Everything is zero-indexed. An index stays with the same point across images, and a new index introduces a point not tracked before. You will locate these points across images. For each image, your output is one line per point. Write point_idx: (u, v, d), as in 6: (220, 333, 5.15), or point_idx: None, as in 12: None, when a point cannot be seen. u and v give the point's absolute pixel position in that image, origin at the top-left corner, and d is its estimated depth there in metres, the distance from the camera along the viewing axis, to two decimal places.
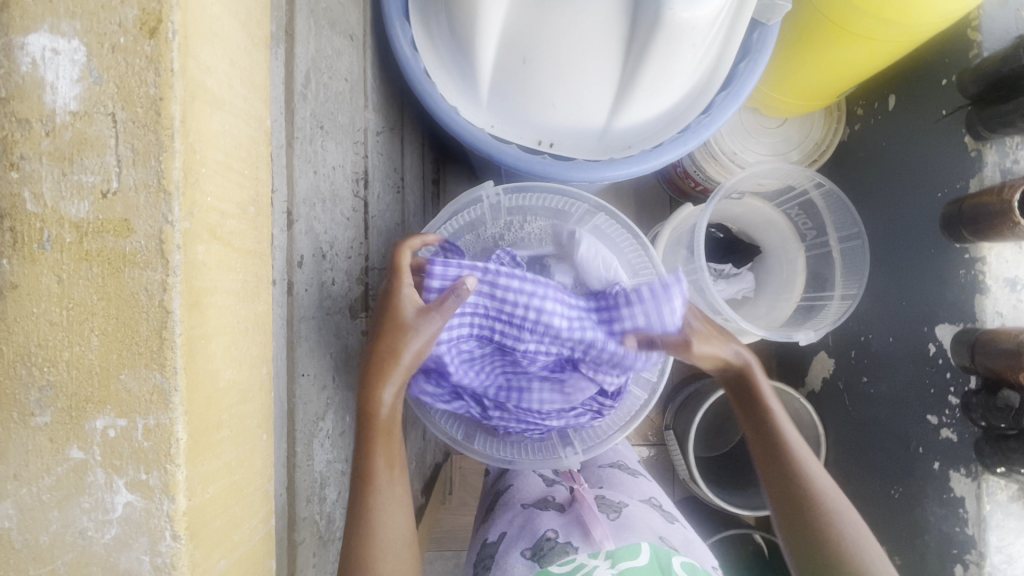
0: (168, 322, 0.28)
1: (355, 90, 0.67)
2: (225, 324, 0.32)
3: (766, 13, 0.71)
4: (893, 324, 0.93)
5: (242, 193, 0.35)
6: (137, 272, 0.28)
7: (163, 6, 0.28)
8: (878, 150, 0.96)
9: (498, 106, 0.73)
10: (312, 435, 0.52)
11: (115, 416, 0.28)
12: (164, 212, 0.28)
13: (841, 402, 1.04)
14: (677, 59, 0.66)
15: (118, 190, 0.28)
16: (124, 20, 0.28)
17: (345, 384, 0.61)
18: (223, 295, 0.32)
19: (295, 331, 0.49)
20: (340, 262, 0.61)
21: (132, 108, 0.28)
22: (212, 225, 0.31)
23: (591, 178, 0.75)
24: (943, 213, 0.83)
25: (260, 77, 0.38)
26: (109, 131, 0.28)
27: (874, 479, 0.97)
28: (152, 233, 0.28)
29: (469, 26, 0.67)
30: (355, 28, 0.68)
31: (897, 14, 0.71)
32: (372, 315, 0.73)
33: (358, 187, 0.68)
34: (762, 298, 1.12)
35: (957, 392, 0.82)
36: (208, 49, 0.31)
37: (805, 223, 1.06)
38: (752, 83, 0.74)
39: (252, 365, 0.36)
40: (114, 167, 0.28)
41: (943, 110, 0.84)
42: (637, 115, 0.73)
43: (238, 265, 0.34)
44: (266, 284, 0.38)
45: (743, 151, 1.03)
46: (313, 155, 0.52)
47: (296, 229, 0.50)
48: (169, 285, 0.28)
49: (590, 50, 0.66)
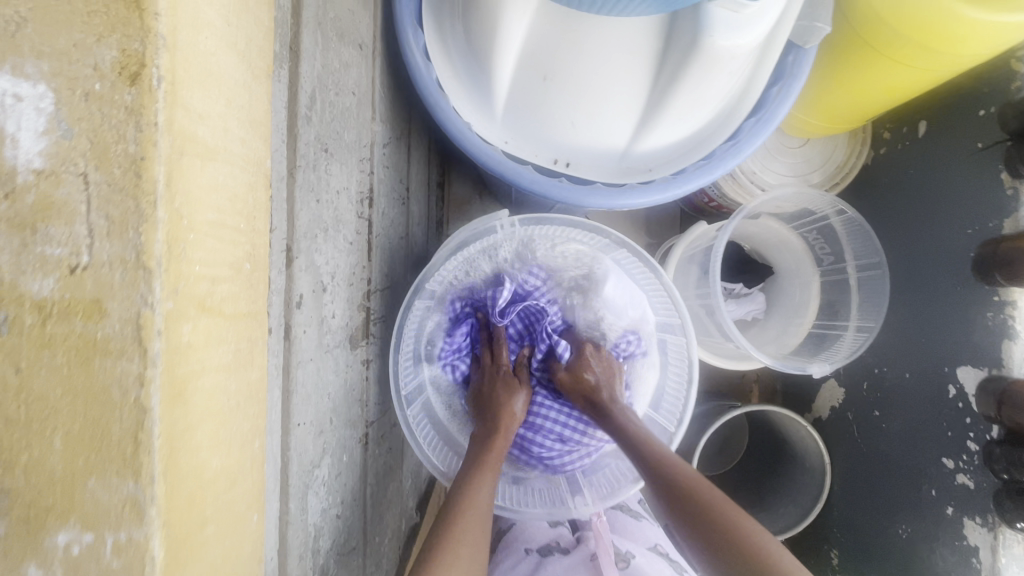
0: (145, 421, 0.24)
1: (363, 104, 0.62)
2: (214, 406, 0.28)
3: (804, 35, 0.66)
4: (911, 360, 0.89)
5: (236, 250, 0.30)
6: (110, 363, 0.24)
7: (147, 47, 0.23)
8: (904, 178, 0.91)
9: (513, 123, 0.68)
10: (306, 487, 0.48)
11: (80, 530, 0.24)
12: (143, 293, 0.24)
13: (850, 435, 1.00)
14: (709, 85, 0.62)
15: (89, 264, 0.24)
16: (100, 62, 0.23)
17: (342, 422, 0.58)
18: (211, 374, 0.28)
19: (292, 379, 0.45)
20: (341, 292, 0.57)
21: (107, 168, 0.23)
22: (201, 297, 0.27)
23: (610, 204, 0.70)
24: (975, 253, 0.79)
25: (261, 113, 0.33)
26: (79, 195, 0.23)
27: (882, 515, 0.94)
28: (128, 317, 0.24)
29: (488, 37, 0.62)
30: (365, 36, 0.63)
31: (944, 42, 0.64)
32: (372, 341, 0.69)
33: (362, 207, 0.63)
34: (772, 321, 1.07)
35: (977, 439, 0.79)
36: (200, 93, 0.26)
37: (823, 248, 1.00)
38: (786, 108, 0.68)
39: (243, 442, 0.32)
40: (85, 238, 0.24)
41: (979, 143, 0.79)
42: (660, 139, 0.68)
43: (230, 335, 0.30)
44: (261, 345, 0.34)
45: (762, 170, 0.97)
46: (316, 183, 0.48)
47: (296, 267, 0.45)
48: (147, 378, 0.24)
49: (617, 69, 0.62)
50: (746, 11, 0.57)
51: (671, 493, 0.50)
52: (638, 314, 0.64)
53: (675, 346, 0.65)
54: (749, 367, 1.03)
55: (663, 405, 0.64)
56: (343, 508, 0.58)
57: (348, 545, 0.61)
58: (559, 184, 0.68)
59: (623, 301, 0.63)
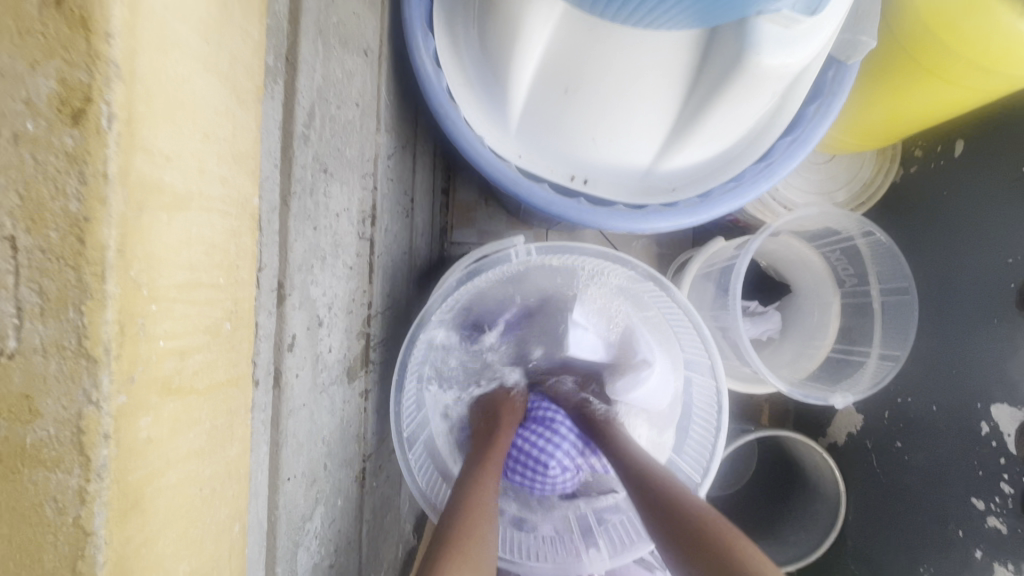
0: (87, 548, 0.19)
1: (367, 115, 0.57)
2: (182, 504, 0.24)
3: (846, 49, 0.61)
4: (939, 391, 0.81)
5: (213, 311, 0.25)
6: (42, 475, 0.19)
7: (95, 77, 0.18)
8: (937, 199, 0.84)
9: (528, 136, 0.62)
10: (296, 546, 0.43)
11: None
12: (86, 387, 0.19)
13: (868, 465, 0.91)
14: (746, 104, 0.57)
15: (19, 351, 0.19)
16: (34, 96, 0.18)
17: (338, 464, 0.53)
18: (178, 468, 0.23)
19: (281, 431, 0.40)
20: (340, 323, 0.52)
21: (42, 231, 0.18)
22: (166, 378, 0.22)
23: (631, 228, 0.64)
24: (1017, 284, 0.72)
25: (248, 143, 0.28)
26: (6, 264, 0.19)
27: (899, 553, 0.85)
28: (66, 417, 0.19)
29: (508, 42, 0.57)
30: (371, 41, 0.57)
31: (1005, 61, 0.58)
32: (372, 369, 0.64)
33: (364, 227, 0.58)
34: (788, 342, 0.97)
35: (1012, 481, 0.71)
36: (168, 130, 0.21)
37: (845, 269, 0.90)
38: (824, 129, 0.63)
39: (220, 533, 0.27)
40: (14, 318, 0.19)
41: (1022, 167, 0.72)
42: (688, 158, 0.62)
43: (204, 413, 0.25)
44: (245, 414, 0.29)
45: (786, 186, 0.90)
46: (313, 209, 0.43)
47: (288, 305, 0.40)
48: (89, 494, 0.19)
49: (648, 83, 0.57)
50: (798, 26, 0.51)
51: (668, 514, 0.45)
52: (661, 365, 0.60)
53: (702, 387, 0.60)
54: (764, 392, 0.95)
55: (686, 448, 0.59)
56: (338, 557, 0.53)
57: None
58: (577, 204, 0.63)
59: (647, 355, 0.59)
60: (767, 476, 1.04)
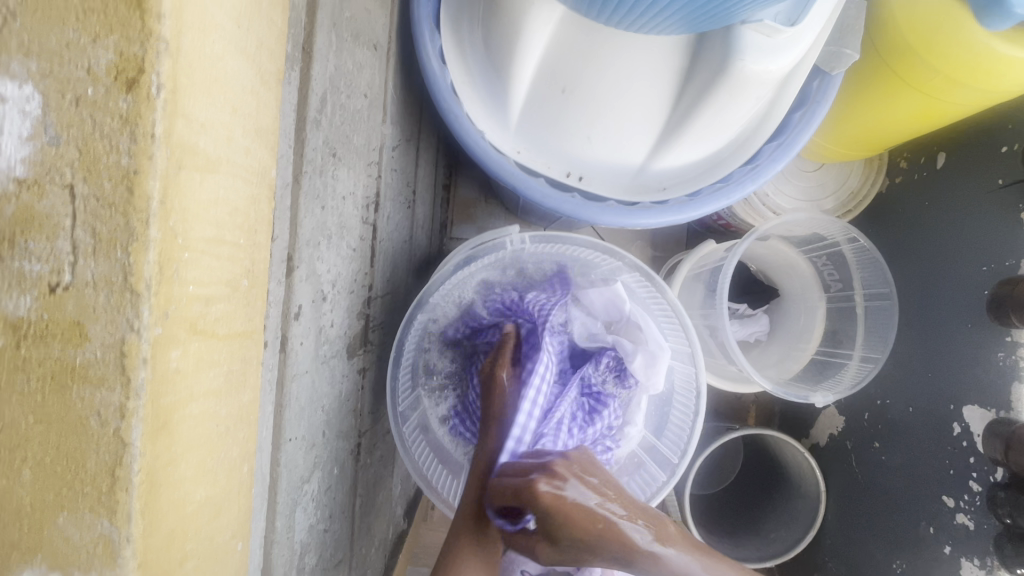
0: (124, 457, 0.22)
1: (374, 106, 0.60)
2: (201, 435, 0.27)
3: (829, 61, 0.65)
4: (916, 394, 0.84)
5: (234, 267, 0.29)
6: (88, 391, 0.22)
7: (147, 52, 0.21)
8: (920, 208, 0.87)
9: (527, 132, 0.65)
10: (294, 504, 0.46)
11: (46, 569, 0.22)
12: (129, 317, 0.22)
13: (847, 464, 0.94)
14: (733, 108, 0.60)
15: (71, 284, 0.22)
16: (94, 65, 0.21)
17: (335, 434, 0.56)
18: (200, 400, 0.26)
19: (285, 393, 0.43)
20: (341, 301, 0.55)
21: (96, 180, 0.21)
22: (193, 319, 0.25)
23: (623, 223, 0.67)
24: (990, 291, 0.75)
25: (269, 119, 0.31)
26: (64, 207, 0.22)
27: (873, 549, 0.88)
28: (111, 342, 0.22)
29: (509, 43, 0.60)
30: (380, 36, 0.60)
31: (974, 76, 0.61)
32: (371, 349, 0.67)
33: (367, 212, 0.61)
34: (774, 344, 0.99)
35: (981, 480, 0.74)
36: (204, 102, 0.24)
37: (830, 274, 0.92)
38: (807, 136, 0.66)
39: (231, 469, 0.30)
40: (68, 255, 0.22)
41: (1000, 179, 0.75)
42: (678, 159, 0.66)
43: (222, 357, 0.28)
44: (256, 366, 0.32)
45: (775, 193, 0.93)
46: (322, 189, 0.45)
47: (296, 276, 0.43)
48: (128, 410, 0.22)
49: (640, 86, 0.60)
50: (780, 36, 0.55)
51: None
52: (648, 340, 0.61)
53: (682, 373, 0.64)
54: (749, 391, 0.98)
55: (667, 434, 0.62)
56: (331, 523, 0.56)
57: (334, 558, 0.60)
58: (573, 199, 0.66)
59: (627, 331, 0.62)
60: (752, 474, 1.07)
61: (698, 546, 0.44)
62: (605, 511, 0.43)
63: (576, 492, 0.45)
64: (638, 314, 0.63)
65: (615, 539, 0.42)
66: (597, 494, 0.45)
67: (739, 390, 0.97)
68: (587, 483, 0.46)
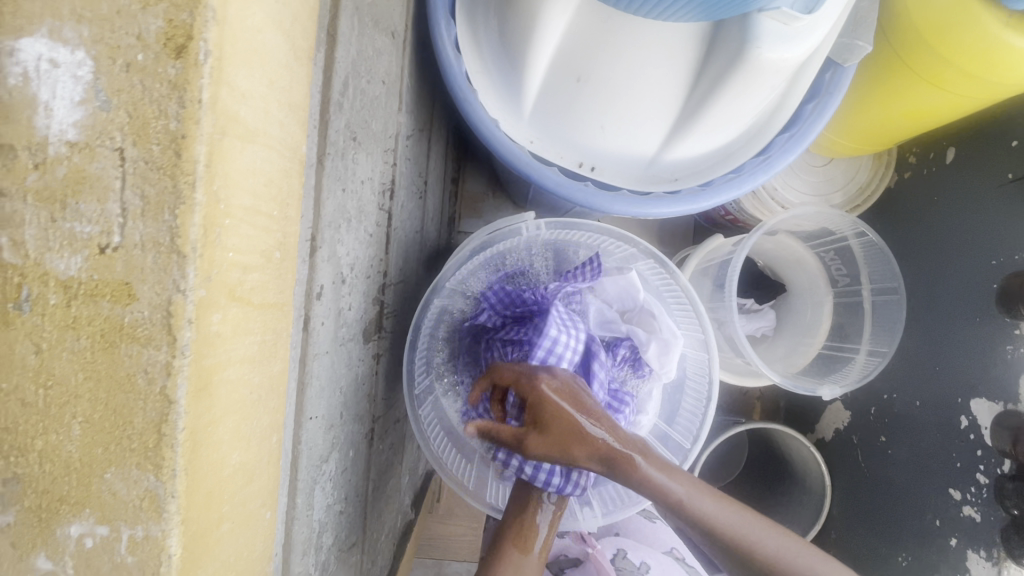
0: (170, 414, 0.23)
1: (390, 93, 0.60)
2: (237, 400, 0.27)
3: (843, 52, 0.65)
4: (924, 388, 0.84)
5: (268, 238, 0.29)
6: (135, 349, 0.23)
7: (196, 19, 0.22)
8: (928, 202, 0.87)
9: (541, 122, 0.66)
10: (314, 482, 0.47)
11: (94, 523, 0.23)
12: (175, 278, 0.22)
13: (853, 459, 0.94)
14: (748, 97, 0.60)
15: (120, 245, 0.22)
16: (145, 32, 0.22)
17: (351, 416, 0.56)
18: (237, 366, 0.27)
19: (306, 372, 0.44)
20: (359, 285, 0.55)
21: (146, 144, 0.22)
22: (232, 285, 0.26)
23: (636, 213, 0.67)
24: (1000, 284, 0.75)
25: (300, 96, 0.32)
26: (114, 170, 0.22)
27: (879, 542, 0.89)
28: (159, 302, 0.22)
29: (526, 31, 0.61)
30: (397, 24, 0.61)
31: (986, 68, 0.62)
32: (384, 336, 0.67)
33: (383, 198, 0.62)
34: (781, 339, 0.99)
35: (988, 472, 0.74)
36: (245, 71, 0.25)
37: (838, 269, 0.92)
38: (819, 127, 0.67)
39: (262, 437, 0.31)
40: (117, 217, 0.22)
41: (1010, 173, 0.75)
42: (691, 149, 0.66)
43: (257, 325, 0.29)
44: (285, 339, 0.33)
45: (784, 187, 0.93)
46: (343, 171, 0.46)
47: (318, 256, 0.43)
48: (174, 368, 0.23)
49: (655, 74, 0.61)
50: (796, 24, 0.55)
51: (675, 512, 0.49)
52: (662, 332, 0.61)
53: (694, 359, 0.65)
54: (757, 385, 0.98)
55: (678, 421, 0.63)
56: (346, 504, 0.57)
57: (349, 541, 0.60)
58: (586, 188, 0.66)
59: (641, 320, 0.62)
60: (759, 467, 1.07)
61: (666, 465, 0.50)
62: (592, 425, 0.51)
63: (568, 402, 0.52)
64: (652, 303, 0.64)
65: (594, 438, 0.50)
66: (585, 412, 0.51)
67: (746, 383, 0.97)
68: (577, 400, 0.52)
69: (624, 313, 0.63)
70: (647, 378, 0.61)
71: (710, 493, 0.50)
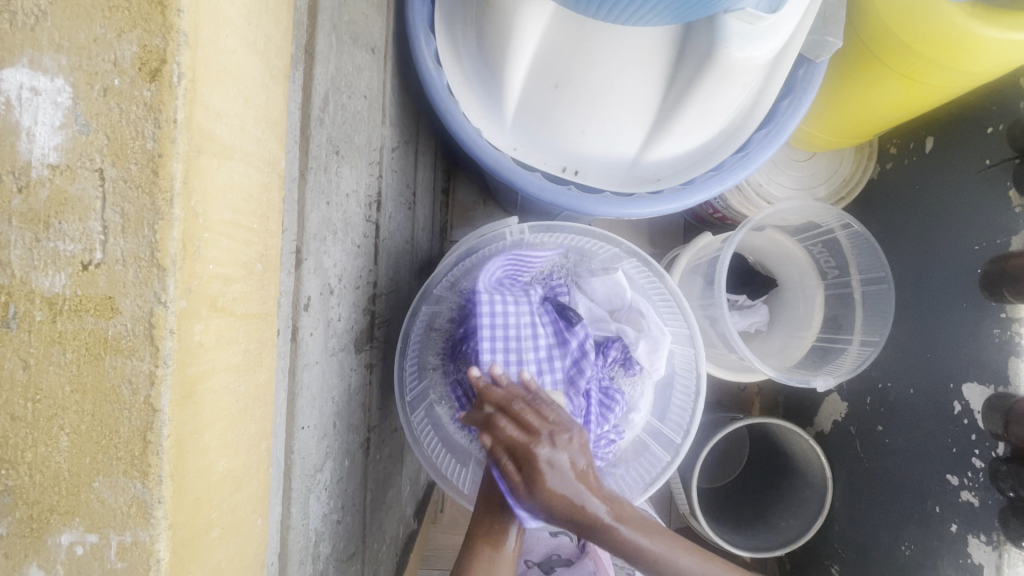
0: (154, 422, 0.23)
1: (373, 107, 0.61)
2: (222, 408, 0.28)
3: (815, 49, 0.67)
4: (917, 375, 0.84)
5: (249, 250, 0.30)
6: (120, 361, 0.23)
7: (169, 43, 0.23)
8: (910, 191, 0.88)
9: (522, 129, 0.67)
10: (308, 492, 0.47)
11: (84, 531, 0.24)
12: (156, 290, 0.23)
13: (852, 449, 0.94)
14: (721, 96, 0.62)
15: (102, 261, 0.23)
16: (120, 58, 0.23)
17: (345, 425, 0.57)
18: (221, 375, 0.28)
19: (296, 381, 0.44)
20: (347, 295, 0.56)
21: (124, 164, 0.23)
22: (213, 296, 0.26)
23: (618, 214, 0.69)
24: (982, 269, 0.76)
25: (277, 112, 0.33)
26: (94, 190, 0.23)
27: (882, 531, 0.88)
28: (141, 315, 0.23)
29: (501, 41, 0.62)
30: (377, 40, 0.63)
31: (955, 57, 0.63)
32: (376, 345, 0.68)
33: (370, 210, 0.63)
34: (775, 333, 0.99)
35: (982, 456, 0.75)
36: (219, 91, 0.26)
37: (827, 260, 0.93)
38: (795, 123, 0.68)
39: (250, 444, 0.32)
40: (99, 235, 0.23)
41: (987, 159, 0.77)
42: (670, 150, 0.68)
43: (240, 335, 0.30)
44: (270, 348, 0.34)
45: (769, 183, 0.94)
46: (327, 185, 0.47)
47: (304, 268, 0.44)
48: (157, 377, 0.23)
49: (630, 79, 0.62)
50: (763, 23, 0.56)
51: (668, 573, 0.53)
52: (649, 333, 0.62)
53: (682, 355, 0.66)
54: (753, 380, 0.98)
55: (669, 417, 0.64)
56: (344, 514, 0.57)
57: (348, 551, 0.61)
58: (568, 192, 0.68)
59: (628, 319, 0.64)
60: (759, 462, 1.07)
61: (643, 524, 0.53)
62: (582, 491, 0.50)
63: (559, 481, 0.50)
64: (639, 301, 0.65)
65: (588, 511, 0.50)
66: (581, 480, 0.50)
67: (742, 380, 0.97)
68: (577, 468, 0.51)
69: (614, 309, 0.64)
70: (638, 376, 0.63)
71: (676, 541, 0.55)
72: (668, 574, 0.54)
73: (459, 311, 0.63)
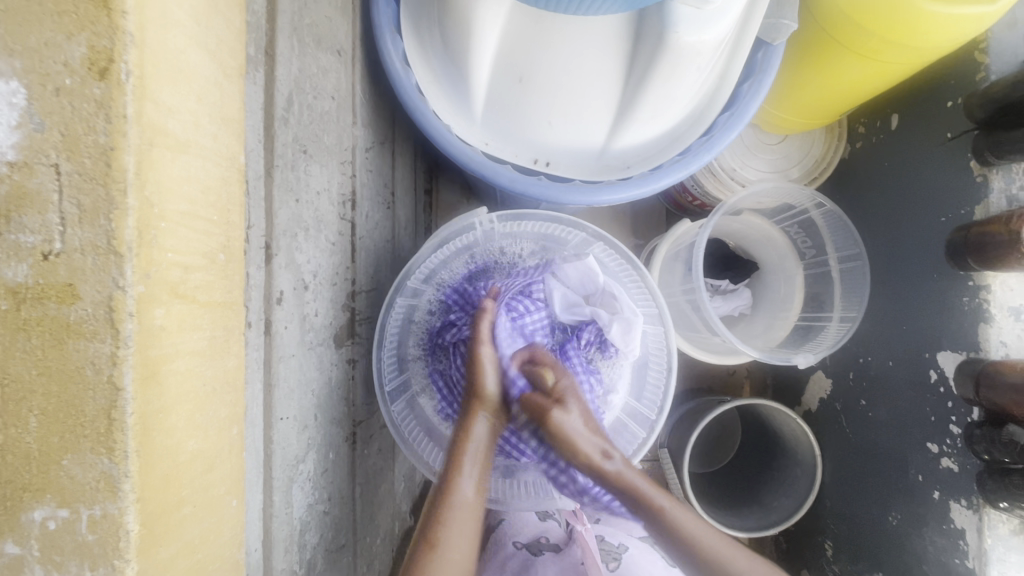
0: (118, 401, 0.25)
1: (343, 108, 0.63)
2: (188, 390, 0.29)
3: (771, 32, 0.68)
4: (896, 347, 0.85)
5: (210, 241, 0.32)
6: (83, 344, 0.25)
7: (116, 43, 0.24)
8: (880, 169, 0.90)
9: (491, 123, 0.69)
10: (291, 481, 0.49)
11: (55, 507, 0.26)
12: (115, 276, 0.25)
13: (838, 425, 0.95)
14: (679, 81, 0.64)
15: (62, 251, 0.25)
16: (70, 59, 0.25)
17: (328, 418, 0.58)
18: (186, 358, 0.29)
19: (272, 373, 0.46)
20: (324, 291, 0.57)
21: (78, 158, 0.25)
22: (173, 283, 0.28)
23: (590, 201, 0.71)
24: (947, 239, 0.77)
25: (233, 110, 0.35)
26: (51, 184, 0.25)
27: (870, 504, 0.89)
28: (100, 300, 0.25)
29: (462, 37, 0.64)
30: (343, 43, 0.64)
31: (902, 33, 0.65)
32: (360, 341, 0.69)
33: (345, 209, 0.64)
34: (758, 316, 1.00)
35: (959, 422, 0.76)
36: (169, 88, 0.27)
37: (803, 241, 0.94)
38: (756, 105, 0.70)
39: (220, 429, 0.33)
40: (57, 226, 0.25)
41: (948, 132, 0.78)
42: (636, 136, 0.69)
43: (205, 321, 0.31)
44: (238, 335, 0.35)
45: (742, 167, 0.96)
46: (294, 182, 0.48)
47: (274, 263, 0.46)
48: (119, 358, 0.25)
49: (590, 68, 0.64)
50: (711, 7, 0.58)
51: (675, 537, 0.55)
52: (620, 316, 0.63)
53: (655, 335, 0.67)
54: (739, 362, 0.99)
55: (645, 395, 0.66)
56: (331, 505, 0.59)
57: (338, 542, 0.62)
58: (539, 183, 0.70)
59: (602, 304, 0.65)
60: (752, 443, 1.07)
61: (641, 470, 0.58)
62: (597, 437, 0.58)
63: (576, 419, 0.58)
64: (613, 284, 0.66)
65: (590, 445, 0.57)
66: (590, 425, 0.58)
67: (728, 362, 0.97)
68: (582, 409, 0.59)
69: (589, 296, 0.65)
70: (614, 358, 0.64)
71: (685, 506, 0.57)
72: (674, 536, 0.55)
73: (436, 304, 0.66)
